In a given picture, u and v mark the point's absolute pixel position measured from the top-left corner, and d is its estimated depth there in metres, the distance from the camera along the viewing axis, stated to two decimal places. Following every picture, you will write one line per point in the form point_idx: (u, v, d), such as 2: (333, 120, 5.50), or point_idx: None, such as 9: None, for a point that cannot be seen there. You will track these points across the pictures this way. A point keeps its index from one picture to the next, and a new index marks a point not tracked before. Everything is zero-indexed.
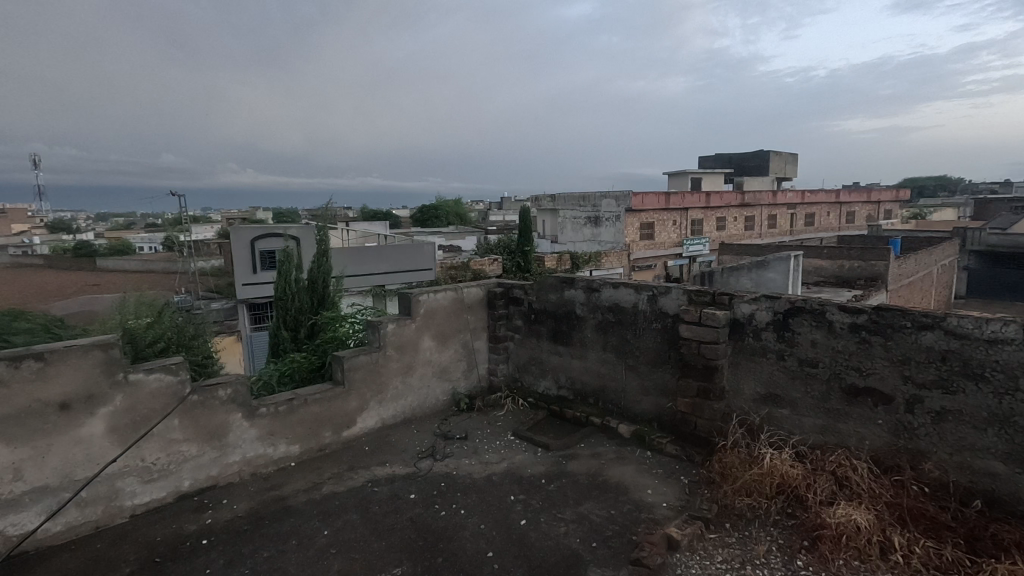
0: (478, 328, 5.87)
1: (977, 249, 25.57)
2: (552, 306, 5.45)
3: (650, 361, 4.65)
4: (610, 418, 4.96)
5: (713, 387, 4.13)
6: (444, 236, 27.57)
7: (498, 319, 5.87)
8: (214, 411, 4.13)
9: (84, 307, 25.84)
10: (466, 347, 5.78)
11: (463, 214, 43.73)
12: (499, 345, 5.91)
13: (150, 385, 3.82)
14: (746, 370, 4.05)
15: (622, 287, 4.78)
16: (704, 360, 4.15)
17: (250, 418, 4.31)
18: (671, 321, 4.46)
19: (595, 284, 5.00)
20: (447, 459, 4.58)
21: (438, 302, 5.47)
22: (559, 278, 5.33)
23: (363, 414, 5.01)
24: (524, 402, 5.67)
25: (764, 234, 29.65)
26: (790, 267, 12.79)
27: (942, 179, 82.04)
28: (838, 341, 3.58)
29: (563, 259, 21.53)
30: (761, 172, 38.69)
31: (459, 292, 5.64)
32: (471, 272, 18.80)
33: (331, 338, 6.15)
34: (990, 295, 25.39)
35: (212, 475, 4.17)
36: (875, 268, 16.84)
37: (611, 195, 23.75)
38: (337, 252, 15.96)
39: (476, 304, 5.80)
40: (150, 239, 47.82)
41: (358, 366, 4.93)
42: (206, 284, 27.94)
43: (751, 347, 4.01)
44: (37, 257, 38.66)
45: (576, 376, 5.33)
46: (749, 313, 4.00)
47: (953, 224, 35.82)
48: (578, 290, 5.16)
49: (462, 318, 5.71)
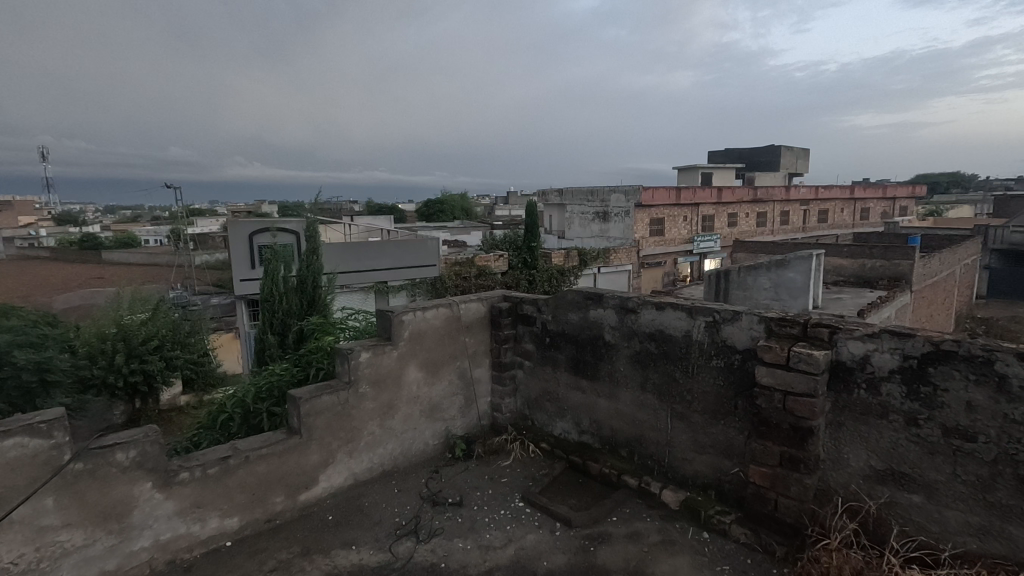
0: (478, 353, 4.70)
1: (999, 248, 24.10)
2: (572, 329, 4.27)
3: (709, 410, 3.47)
4: (650, 479, 3.79)
5: (806, 456, 2.93)
6: (449, 230, 26.46)
7: (503, 342, 4.69)
8: (110, 483, 2.98)
9: (85, 300, 25.16)
10: (463, 377, 4.62)
11: (468, 209, 42.75)
12: (504, 374, 4.73)
13: (6, 455, 2.67)
14: (854, 436, 2.86)
15: (668, 309, 3.60)
16: (792, 418, 2.96)
17: (165, 487, 3.16)
18: (740, 359, 3.27)
19: (632, 303, 3.82)
20: (435, 540, 3.42)
21: (428, 322, 4.31)
22: (582, 294, 4.15)
23: (327, 469, 3.86)
24: (535, 448, 4.51)
25: (777, 231, 28.34)
26: (812, 267, 11.04)
27: (955, 177, 79.57)
28: (1014, 407, 2.40)
29: (570, 256, 19.96)
30: (772, 167, 37.29)
31: (455, 308, 4.47)
32: (475, 268, 17.58)
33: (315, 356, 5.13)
34: (1015, 295, 23.99)
35: (109, 569, 3.03)
36: (898, 268, 15.56)
37: (621, 190, 22.51)
38: (332, 247, 14.82)
39: (476, 323, 4.63)
40: (155, 231, 47.07)
41: (323, 408, 3.79)
42: (204, 280, 27.10)
43: (863, 404, 2.82)
44: (44, 248, 38.15)
45: (602, 419, 4.15)
46: (861, 355, 2.80)
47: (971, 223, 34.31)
48: (607, 311, 4.00)
49: (458, 340, 4.54)
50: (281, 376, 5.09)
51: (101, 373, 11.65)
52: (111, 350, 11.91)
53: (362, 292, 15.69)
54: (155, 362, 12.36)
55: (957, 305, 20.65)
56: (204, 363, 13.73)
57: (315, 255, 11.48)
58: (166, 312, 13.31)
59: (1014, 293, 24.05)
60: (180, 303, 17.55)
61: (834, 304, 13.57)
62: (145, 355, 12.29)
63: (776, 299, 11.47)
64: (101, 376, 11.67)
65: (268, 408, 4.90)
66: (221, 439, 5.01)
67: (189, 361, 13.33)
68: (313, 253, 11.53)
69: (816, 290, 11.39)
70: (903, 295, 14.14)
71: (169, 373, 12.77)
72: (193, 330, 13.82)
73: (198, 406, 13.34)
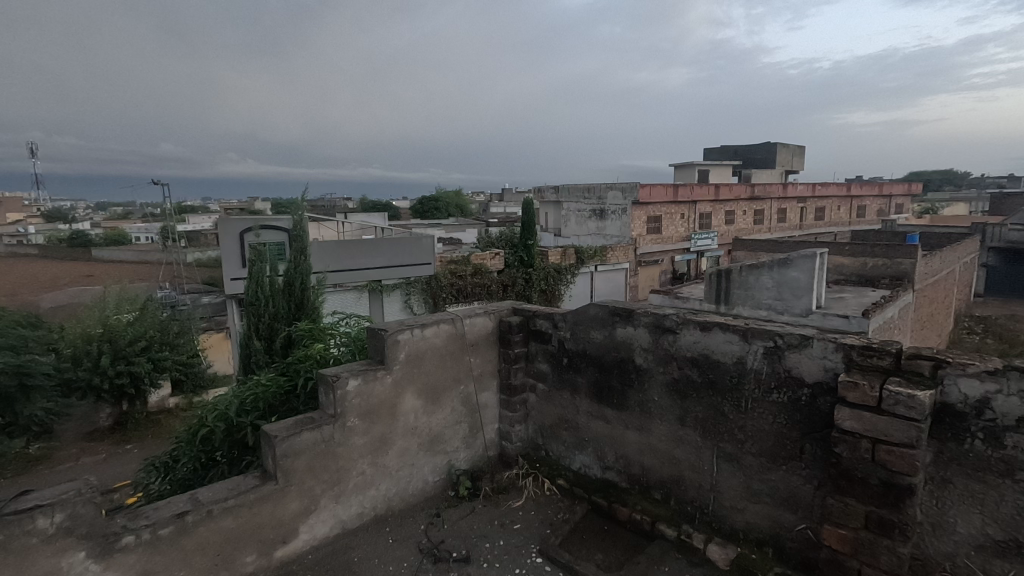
0: (485, 375, 4.10)
1: (996, 246, 23.66)
2: (595, 350, 3.68)
3: (766, 453, 2.90)
4: (692, 531, 3.21)
5: (903, 520, 2.35)
6: (444, 228, 25.85)
7: (514, 362, 4.10)
8: (30, 557, 2.36)
9: (72, 299, 24.37)
10: (468, 403, 4.02)
11: (463, 207, 42.09)
12: (514, 398, 4.15)
13: None
14: (963, 497, 2.29)
15: (717, 329, 3.02)
16: (884, 473, 2.37)
17: (105, 555, 2.55)
18: (809, 395, 2.70)
19: (670, 323, 3.23)
20: None
21: (428, 341, 3.71)
22: (608, 309, 3.56)
23: (308, 519, 3.25)
24: (551, 486, 3.92)
25: (774, 228, 27.86)
26: (817, 267, 10.34)
27: (948, 175, 79.43)
28: None
29: (567, 254, 19.34)
30: (767, 165, 36.84)
31: (458, 324, 3.87)
32: (471, 266, 16.99)
33: (309, 356, 4.68)
34: (1013, 294, 23.53)
35: None
36: (901, 266, 15.02)
37: (618, 187, 21.94)
38: (323, 246, 14.06)
39: (482, 340, 4.04)
40: (146, 228, 46.14)
41: (303, 448, 3.19)
42: (191, 280, 26.33)
43: (979, 458, 2.24)
44: (33, 245, 37.19)
45: (632, 456, 3.56)
46: (977, 398, 2.23)
47: (965, 220, 33.93)
48: (638, 330, 3.40)
49: (462, 360, 3.94)
50: (267, 387, 4.62)
51: (85, 375, 11.04)
52: (97, 351, 11.29)
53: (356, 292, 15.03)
54: (142, 363, 11.65)
55: (955, 305, 20.15)
56: (194, 364, 12.99)
57: (303, 256, 10.87)
58: (155, 311, 12.52)
59: (1012, 292, 23.64)
60: (169, 303, 16.88)
61: (837, 304, 13.01)
62: (132, 357, 11.60)
63: (779, 300, 10.87)
64: (85, 378, 11.06)
65: (252, 420, 4.45)
66: (202, 456, 4.57)
67: (178, 364, 12.60)
68: (301, 253, 10.91)
69: (821, 291, 10.70)
70: (907, 295, 13.56)
71: (158, 375, 12.04)
72: (183, 330, 12.92)
73: (188, 408, 12.74)
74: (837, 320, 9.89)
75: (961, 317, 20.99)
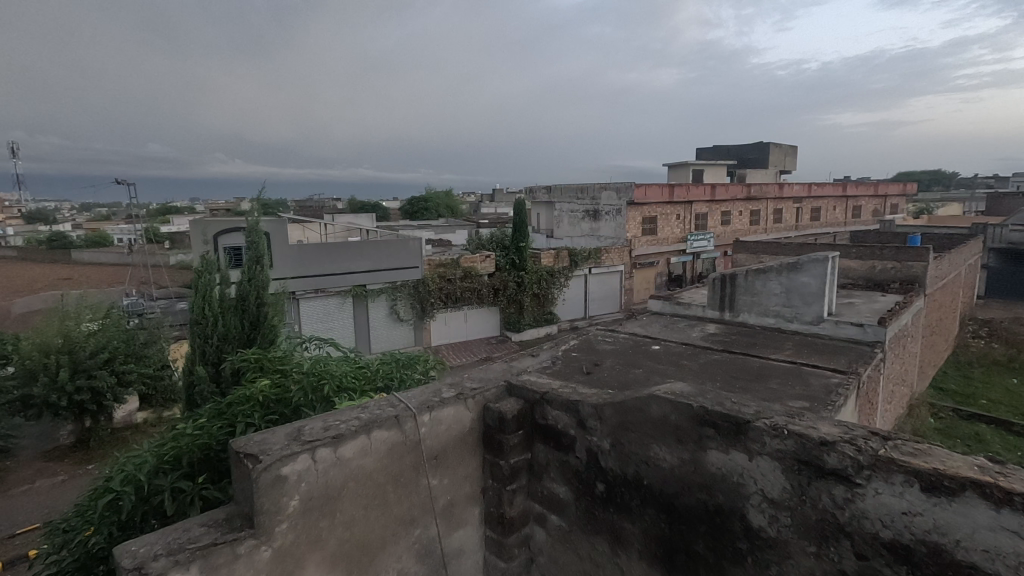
0: (458, 504, 2.39)
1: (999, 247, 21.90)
2: (662, 481, 2.00)
3: None
4: None
5: None
6: (433, 229, 24.17)
7: (508, 482, 2.39)
8: None
9: (31, 304, 22.21)
10: (429, 554, 2.31)
11: (454, 208, 40.23)
12: (511, 538, 2.44)
13: None
14: None
15: (974, 500, 1.40)
16: None
17: None
18: None
19: (850, 467, 1.58)
20: None
21: (350, 467, 2.00)
22: (694, 415, 1.88)
23: None
24: None
25: (771, 229, 26.32)
26: (826, 271, 8.25)
27: (936, 175, 78.25)
28: None
29: (560, 256, 17.60)
30: (761, 164, 35.33)
31: (411, 424, 2.18)
32: (460, 270, 15.25)
33: (248, 396, 3.12)
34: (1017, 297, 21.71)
35: None
36: (912, 270, 12.75)
37: (611, 186, 20.28)
38: (298, 250, 12.22)
39: (454, 448, 2.34)
40: (126, 229, 43.82)
41: None
42: (159, 285, 24.17)
43: None
44: (10, 249, 34.84)
45: None
46: None
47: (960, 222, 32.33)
48: (760, 464, 1.74)
49: (417, 487, 2.23)
50: (197, 434, 3.00)
51: (40, 393, 8.97)
52: (55, 364, 9.16)
53: (339, 296, 13.23)
54: (105, 378, 9.46)
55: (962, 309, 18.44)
56: (165, 377, 10.63)
57: (259, 266, 9.04)
58: (122, 319, 10.28)
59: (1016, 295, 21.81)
60: (133, 311, 15.10)
61: (849, 311, 10.97)
62: (93, 370, 9.43)
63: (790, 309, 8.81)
64: (41, 396, 9.02)
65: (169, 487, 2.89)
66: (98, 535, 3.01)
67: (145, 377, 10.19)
68: (257, 264, 9.07)
69: (831, 297, 8.48)
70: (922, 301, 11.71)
71: (123, 391, 9.78)
72: (153, 338, 10.57)
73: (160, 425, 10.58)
74: (850, 329, 7.98)
75: (966, 322, 19.14)
